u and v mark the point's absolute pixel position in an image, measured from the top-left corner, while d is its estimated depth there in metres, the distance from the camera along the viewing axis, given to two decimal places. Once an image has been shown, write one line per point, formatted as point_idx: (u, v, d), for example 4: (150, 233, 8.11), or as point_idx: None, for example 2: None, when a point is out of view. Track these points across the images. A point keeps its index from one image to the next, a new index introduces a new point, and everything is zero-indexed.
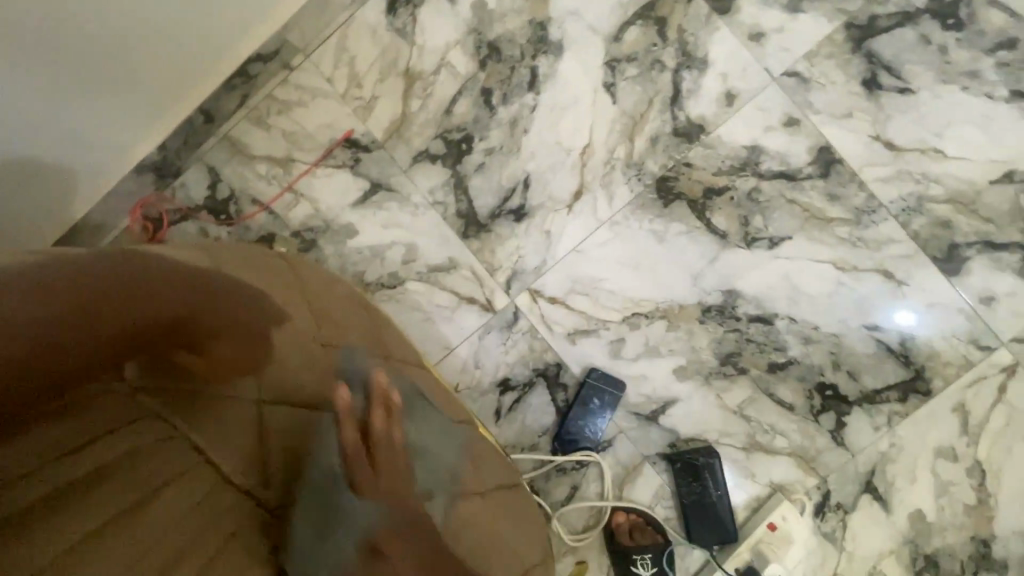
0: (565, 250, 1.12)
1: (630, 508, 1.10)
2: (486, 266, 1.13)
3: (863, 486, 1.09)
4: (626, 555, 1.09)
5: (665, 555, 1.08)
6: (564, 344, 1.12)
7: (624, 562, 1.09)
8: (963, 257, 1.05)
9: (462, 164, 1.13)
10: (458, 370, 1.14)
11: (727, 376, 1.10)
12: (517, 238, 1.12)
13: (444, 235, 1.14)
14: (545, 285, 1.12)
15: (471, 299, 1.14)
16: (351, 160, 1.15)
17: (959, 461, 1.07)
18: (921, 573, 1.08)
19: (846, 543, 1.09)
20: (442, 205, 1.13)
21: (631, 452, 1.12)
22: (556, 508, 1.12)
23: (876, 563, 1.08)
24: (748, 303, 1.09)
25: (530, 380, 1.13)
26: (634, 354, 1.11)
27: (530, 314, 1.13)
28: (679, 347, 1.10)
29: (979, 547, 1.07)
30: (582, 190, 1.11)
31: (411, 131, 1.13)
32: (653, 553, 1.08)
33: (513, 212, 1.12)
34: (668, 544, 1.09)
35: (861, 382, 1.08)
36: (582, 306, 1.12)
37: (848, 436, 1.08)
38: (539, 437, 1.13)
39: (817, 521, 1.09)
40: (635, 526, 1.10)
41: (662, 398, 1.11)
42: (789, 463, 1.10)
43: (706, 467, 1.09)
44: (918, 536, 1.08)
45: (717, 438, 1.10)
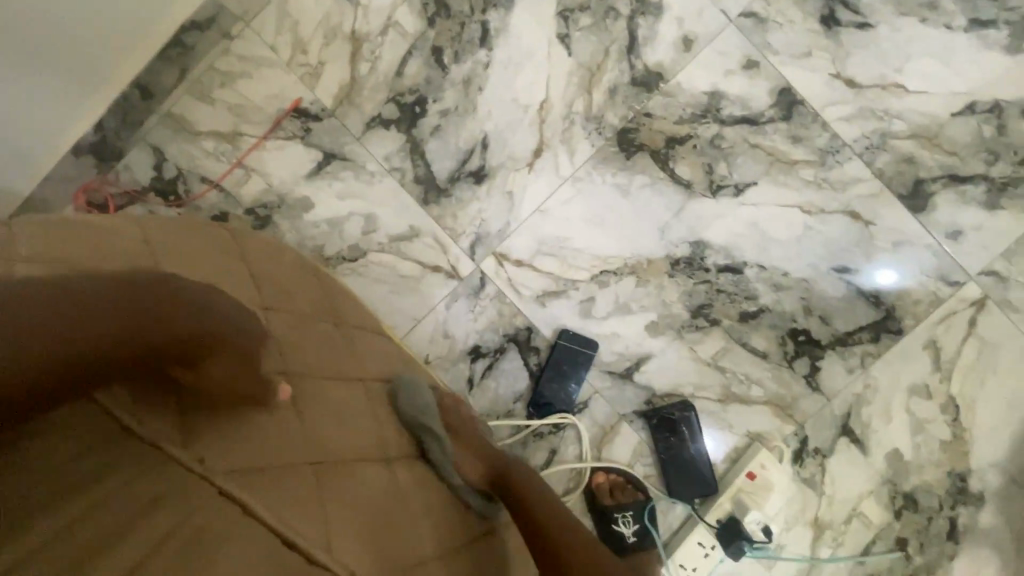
0: (528, 210, 1.09)
1: (610, 467, 1.09)
2: (449, 232, 1.10)
3: (840, 430, 1.08)
4: (607, 514, 1.08)
5: (647, 511, 1.07)
6: (534, 307, 1.10)
7: (606, 522, 1.08)
8: (928, 192, 1.04)
9: (417, 128, 1.09)
10: (426, 341, 1.11)
11: (700, 329, 1.08)
12: (479, 202, 1.09)
13: (403, 203, 1.10)
14: (510, 247, 1.09)
15: (436, 267, 1.11)
16: (301, 130, 1.10)
17: (934, 398, 1.07)
18: (900, 511, 1.09)
19: (825, 487, 1.09)
20: (399, 172, 1.10)
21: (608, 411, 1.11)
22: (536, 473, 1.11)
23: (857, 505, 1.09)
24: (717, 253, 1.07)
25: (501, 346, 1.11)
26: (605, 313, 1.09)
27: (497, 278, 1.10)
28: (650, 303, 1.08)
29: (957, 482, 1.08)
30: (542, 148, 1.08)
31: (362, 96, 1.09)
32: (635, 509, 1.07)
33: (473, 174, 1.09)
34: (649, 501, 1.08)
35: (832, 326, 1.07)
36: (549, 267, 1.09)
37: (822, 380, 1.08)
38: (514, 404, 1.11)
39: (796, 468, 1.09)
40: (615, 484, 1.09)
41: (636, 355, 1.09)
42: (765, 412, 1.09)
43: (683, 421, 1.08)
44: (896, 475, 1.08)
45: (693, 392, 1.09)
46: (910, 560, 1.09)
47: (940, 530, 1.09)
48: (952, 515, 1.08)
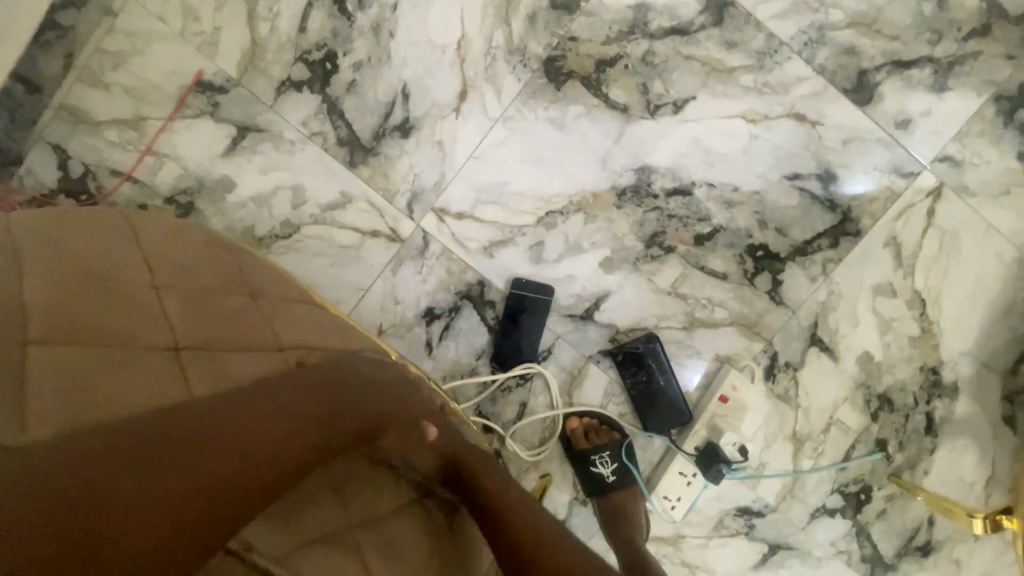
0: (462, 160, 1.03)
1: (582, 411, 1.07)
2: (383, 193, 1.04)
3: (809, 341, 1.06)
4: (584, 457, 1.06)
5: (624, 449, 1.06)
6: (482, 260, 1.06)
7: (584, 464, 1.06)
8: (873, 83, 1.00)
9: (331, 86, 1.02)
10: (378, 310, 1.07)
11: (655, 258, 1.04)
12: (408, 157, 1.03)
13: (330, 169, 1.04)
14: (448, 201, 1.04)
15: (375, 232, 1.05)
16: (208, 105, 1.02)
17: (899, 296, 1.05)
18: (876, 413, 1.08)
19: (800, 400, 1.08)
20: (320, 136, 1.03)
21: (573, 355, 1.08)
22: (510, 428, 1.09)
23: (834, 413, 1.08)
24: (663, 176, 1.02)
25: (455, 304, 1.07)
26: (556, 256, 1.05)
27: (440, 235, 1.05)
28: (602, 238, 1.04)
29: (930, 376, 1.07)
30: (466, 90, 1.01)
31: (266, 59, 1.01)
32: (611, 449, 1.06)
33: (398, 128, 1.02)
34: (625, 438, 1.07)
35: (790, 236, 1.03)
36: (493, 216, 1.04)
37: (785, 293, 1.05)
38: (477, 361, 1.08)
39: (769, 385, 1.07)
40: (589, 427, 1.08)
41: (594, 294, 1.06)
42: (732, 333, 1.06)
43: (649, 354, 1.05)
44: (869, 378, 1.07)
45: (656, 323, 1.06)
46: (890, 459, 1.09)
47: (917, 426, 1.08)
48: (928, 410, 1.08)
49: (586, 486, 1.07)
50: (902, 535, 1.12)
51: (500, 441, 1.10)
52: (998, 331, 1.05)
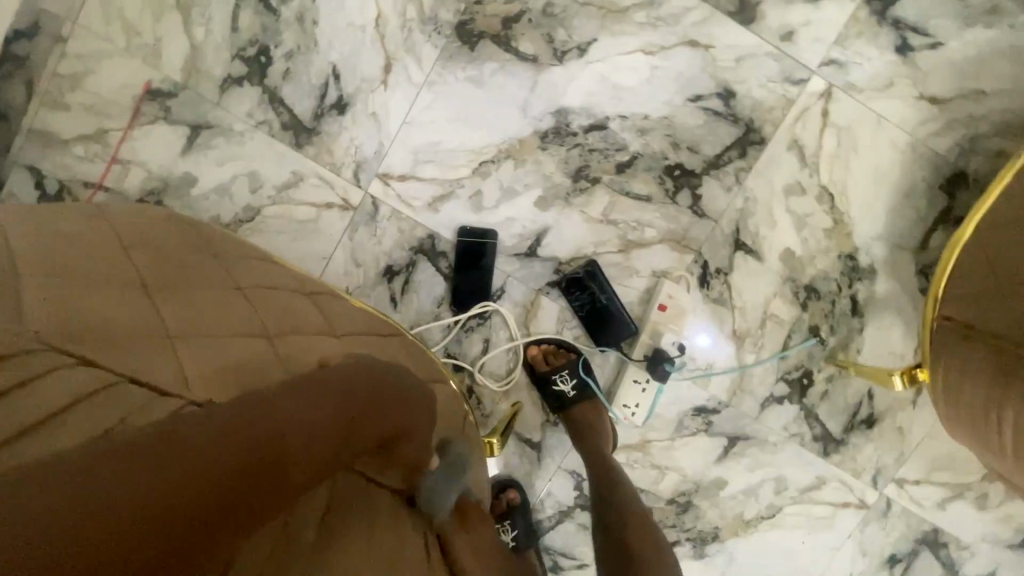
0: (397, 127, 1.13)
1: (539, 338, 1.19)
2: (330, 168, 1.15)
3: (734, 246, 1.17)
4: (546, 379, 1.17)
5: (581, 365, 1.17)
6: (429, 215, 1.16)
7: (547, 385, 1.16)
8: (754, 3, 1.10)
9: (269, 77, 1.12)
10: (343, 275, 1.18)
11: (584, 191, 1.15)
12: (347, 131, 1.14)
13: (279, 152, 1.14)
14: (390, 166, 1.15)
15: (329, 204, 1.16)
16: (161, 110, 1.13)
17: (809, 193, 1.15)
18: (805, 303, 1.18)
19: (734, 301, 1.19)
20: (266, 124, 1.13)
21: (523, 290, 1.19)
22: (478, 364, 1.21)
23: (767, 308, 1.19)
24: (579, 115, 1.13)
25: (411, 259, 1.18)
26: (494, 202, 1.15)
27: (388, 198, 1.16)
28: (533, 180, 1.15)
29: (848, 262, 1.17)
30: (390, 62, 1.11)
31: (207, 61, 1.12)
32: (569, 367, 1.16)
33: (335, 106, 1.13)
34: (580, 356, 1.18)
35: (702, 153, 1.14)
36: (432, 174, 1.15)
37: (705, 205, 1.15)
38: (439, 308, 1.19)
39: (704, 291, 1.18)
40: (548, 352, 1.19)
41: (534, 231, 1.16)
42: (664, 249, 1.17)
43: (590, 278, 1.15)
44: (794, 272, 1.18)
45: (594, 250, 1.17)
46: (824, 343, 1.20)
47: (844, 310, 1.19)
48: (851, 293, 1.18)
49: (551, 405, 1.18)
50: (846, 411, 1.23)
51: (470, 378, 1.21)
52: (903, 212, 1.16)
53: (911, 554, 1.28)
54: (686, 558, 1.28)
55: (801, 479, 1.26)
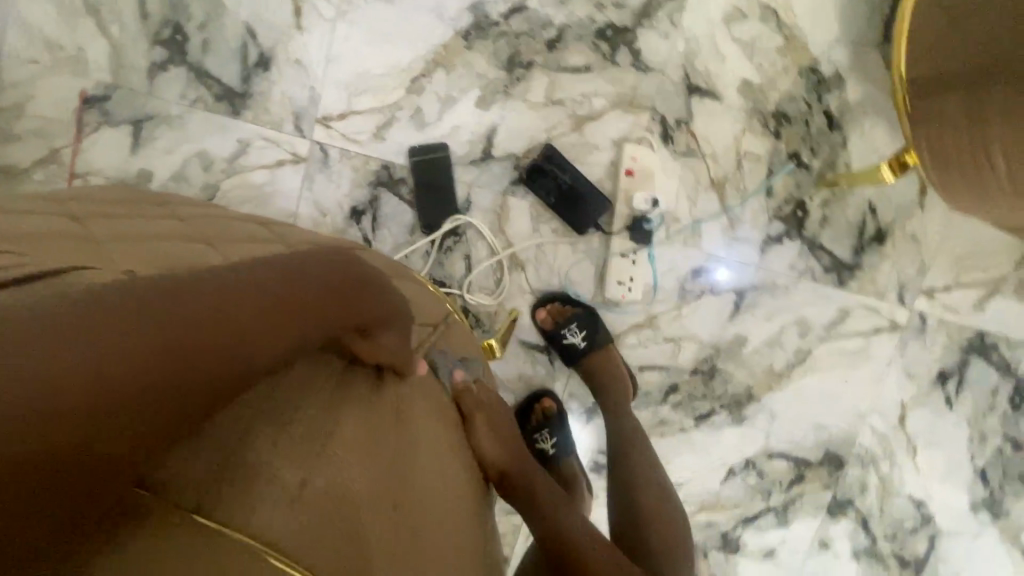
0: (323, 68, 1.14)
1: (542, 299, 1.18)
2: (271, 126, 1.16)
3: (688, 93, 1.13)
4: (556, 336, 1.15)
5: (588, 316, 1.15)
6: (378, 145, 1.16)
7: (558, 341, 1.15)
8: None
9: (190, 54, 1.14)
10: (312, 228, 1.18)
11: (521, 79, 1.13)
12: (277, 85, 1.14)
13: (220, 124, 1.16)
14: (328, 108, 1.15)
15: (281, 162, 1.17)
16: (102, 115, 1.16)
17: (749, 16, 1.10)
18: (778, 130, 1.13)
19: (704, 149, 1.14)
20: (201, 100, 1.15)
21: (489, 196, 1.17)
22: (464, 281, 1.19)
23: (739, 147, 1.14)
24: (496, 4, 1.11)
25: (373, 195, 1.18)
26: (437, 115, 1.15)
27: (334, 140, 1.16)
28: (468, 82, 1.13)
29: (811, 76, 1.11)
30: (300, 6, 1.12)
31: (130, 55, 1.14)
32: (577, 319, 1.15)
33: (259, 64, 1.14)
34: (587, 309, 1.17)
35: (628, 6, 1.10)
36: (369, 104, 1.15)
37: (647, 59, 1.12)
38: (412, 236, 1.18)
39: (670, 147, 1.14)
40: (555, 311, 1.17)
41: (483, 134, 1.15)
42: (617, 115, 1.13)
43: (550, 162, 1.13)
44: (757, 102, 1.12)
45: (548, 136, 1.14)
46: (809, 167, 1.14)
47: (821, 127, 1.13)
48: (823, 108, 1.12)
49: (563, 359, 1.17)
50: (852, 233, 1.17)
51: (461, 296, 1.19)
52: (853, 8, 1.09)
53: (962, 365, 1.21)
54: (726, 426, 1.25)
55: (824, 316, 1.20)
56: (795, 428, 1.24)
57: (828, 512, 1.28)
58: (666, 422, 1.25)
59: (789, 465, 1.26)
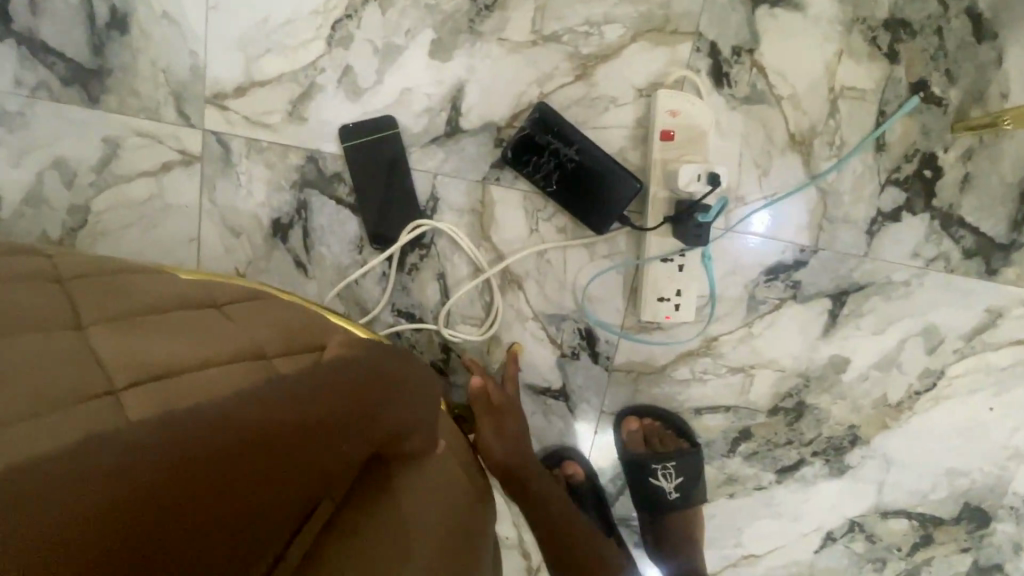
0: (204, 20, 0.79)
1: (635, 408, 0.87)
2: (146, 114, 0.81)
3: (749, 4, 0.74)
4: (642, 465, 0.85)
5: (693, 459, 0.85)
6: (297, 129, 0.81)
7: (641, 472, 0.85)
8: None
9: (17, 20, 0.79)
10: (223, 254, 0.85)
11: (493, 7, 0.76)
12: (146, 54, 0.80)
13: (77, 118, 0.82)
14: (220, 81, 0.80)
15: (167, 164, 0.83)
16: None
17: None
18: (894, 48, 0.73)
19: (777, 88, 0.75)
20: (44, 85, 0.81)
21: (462, 188, 0.81)
22: (440, 309, 0.85)
23: (833, 80, 0.75)
24: None
25: (299, 200, 0.83)
26: (374, 77, 0.79)
27: (233, 126, 0.81)
28: (416, 21, 0.77)
29: None
30: None
31: None
32: (677, 458, 0.85)
33: (115, 24, 0.79)
34: (695, 447, 0.86)
35: None
36: (277, 68, 0.79)
37: None
38: (361, 253, 0.84)
39: (726, 91, 0.75)
40: (651, 432, 0.86)
41: (445, 98, 0.78)
42: (642, 49, 0.75)
43: (546, 130, 0.75)
44: (859, 8, 0.73)
45: (540, 91, 0.77)
46: (943, 102, 0.75)
47: (961, 37, 0.73)
48: (964, 6, 0.72)
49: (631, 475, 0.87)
50: (1009, 197, 0.78)
51: (438, 332, 0.85)
52: None
53: None
54: (821, 480, 0.90)
55: (962, 321, 0.82)
56: (920, 477, 0.89)
57: None
58: (736, 480, 0.90)
59: (910, 525, 0.91)
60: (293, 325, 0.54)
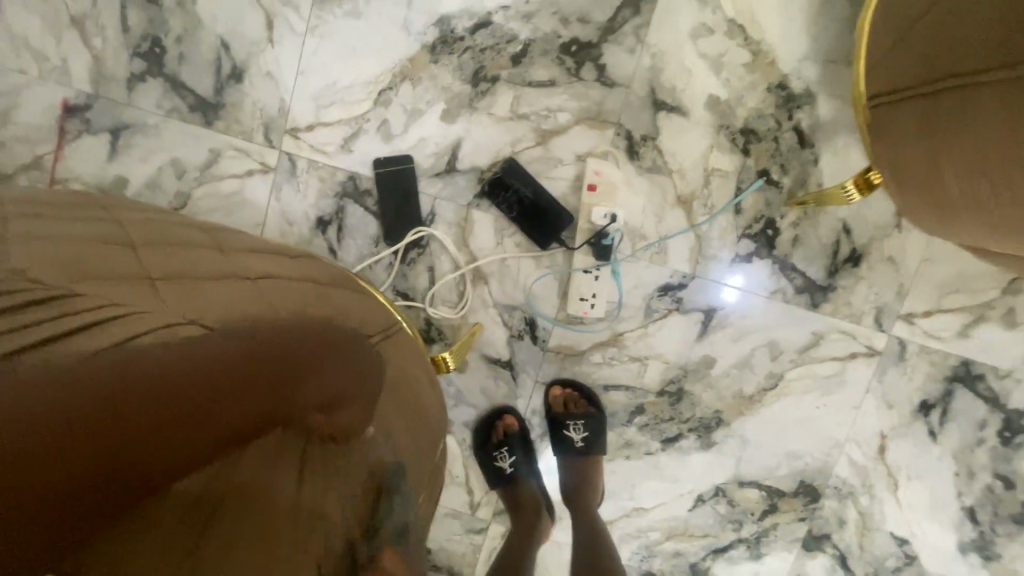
0: (292, 79, 1.17)
1: (561, 380, 1.19)
2: (243, 136, 1.18)
3: (654, 108, 1.12)
4: (559, 422, 1.16)
5: (597, 420, 1.16)
6: (345, 156, 1.17)
7: (558, 427, 1.16)
8: None
9: (167, 65, 1.18)
10: (279, 237, 1.19)
11: (486, 92, 1.14)
12: (250, 96, 1.17)
13: (194, 133, 1.19)
14: (296, 120, 1.18)
15: (250, 171, 1.19)
16: (83, 124, 1.20)
17: (716, 31, 1.09)
18: (747, 147, 1.11)
19: (670, 164, 1.12)
20: (176, 110, 1.19)
21: (453, 209, 1.17)
22: (427, 293, 1.18)
23: (706, 164, 1.12)
24: (461, 18, 1.13)
25: (338, 205, 1.18)
26: (402, 128, 1.16)
27: (301, 150, 1.18)
28: (434, 95, 1.15)
29: (781, 93, 1.09)
30: (271, 19, 1.15)
31: (110, 66, 1.18)
32: (585, 417, 1.16)
33: (232, 75, 1.17)
34: (600, 412, 1.18)
35: (594, 22, 1.10)
36: (336, 115, 1.17)
37: (611, 73, 1.11)
38: (377, 247, 1.18)
39: (636, 162, 1.12)
40: (570, 398, 1.18)
41: (448, 146, 1.15)
42: (583, 129, 1.13)
43: (512, 175, 1.12)
44: (725, 119, 1.10)
45: (512, 149, 1.14)
46: (779, 185, 1.11)
47: (792, 144, 1.10)
48: (794, 125, 1.09)
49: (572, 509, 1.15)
50: (826, 254, 1.13)
51: (424, 309, 1.19)
52: (823, 22, 1.07)
53: (946, 396, 1.15)
54: (694, 451, 1.20)
55: (796, 338, 1.15)
56: (767, 455, 1.19)
57: (803, 546, 1.22)
58: (631, 444, 1.21)
59: (761, 494, 1.21)
60: (332, 313, 0.78)
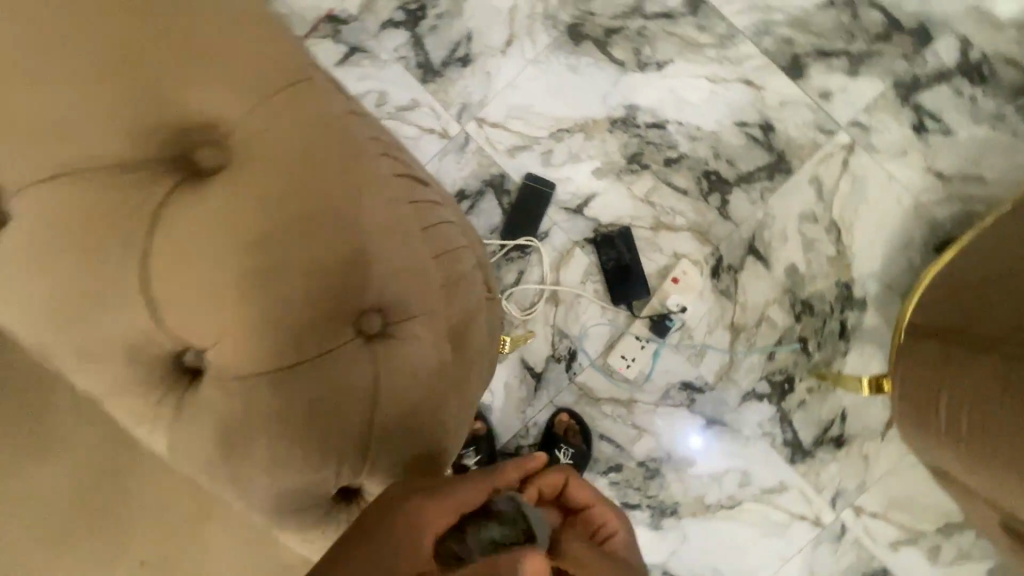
0: (501, 85, 1.45)
1: (571, 411, 1.38)
2: (442, 104, 1.45)
3: (747, 250, 1.37)
4: (554, 440, 1.35)
5: (582, 456, 1.34)
6: (506, 159, 1.44)
7: (551, 444, 1.34)
8: (804, 64, 1.37)
9: (419, 28, 1.47)
10: None
11: (634, 172, 1.41)
12: (464, 80, 1.45)
13: (407, 82, 1.46)
14: (487, 114, 1.45)
15: (431, 130, 1.45)
16: (333, 32, 1.47)
17: (819, 222, 1.36)
18: (799, 315, 1.35)
19: (738, 296, 1.37)
20: (405, 60, 1.46)
21: (563, 238, 1.41)
22: (508, 288, 1.41)
23: (764, 311, 1.36)
24: (645, 113, 1.41)
25: (481, 189, 1.43)
26: (560, 162, 1.43)
27: (478, 136, 1.45)
28: (596, 153, 1.42)
29: (843, 290, 1.34)
30: (512, 38, 1.45)
31: (378, 5, 1.47)
32: (575, 449, 1.34)
33: (460, 59, 1.45)
34: (588, 453, 1.35)
35: (737, 167, 1.38)
36: (518, 128, 1.44)
37: (730, 209, 1.38)
38: (491, 235, 1.42)
39: (714, 281, 1.37)
40: (570, 428, 1.37)
41: (585, 194, 1.41)
42: (689, 236, 1.38)
43: (622, 239, 1.38)
44: (794, 287, 1.36)
45: (630, 222, 1.40)
46: (810, 355, 1.35)
47: (833, 331, 1.34)
48: (842, 318, 1.34)
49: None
50: (819, 426, 1.34)
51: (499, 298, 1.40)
52: (897, 258, 1.34)
53: None
54: (642, 525, 1.37)
55: (765, 479, 1.35)
56: (696, 561, 1.36)
57: None
58: None
59: None
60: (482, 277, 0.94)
